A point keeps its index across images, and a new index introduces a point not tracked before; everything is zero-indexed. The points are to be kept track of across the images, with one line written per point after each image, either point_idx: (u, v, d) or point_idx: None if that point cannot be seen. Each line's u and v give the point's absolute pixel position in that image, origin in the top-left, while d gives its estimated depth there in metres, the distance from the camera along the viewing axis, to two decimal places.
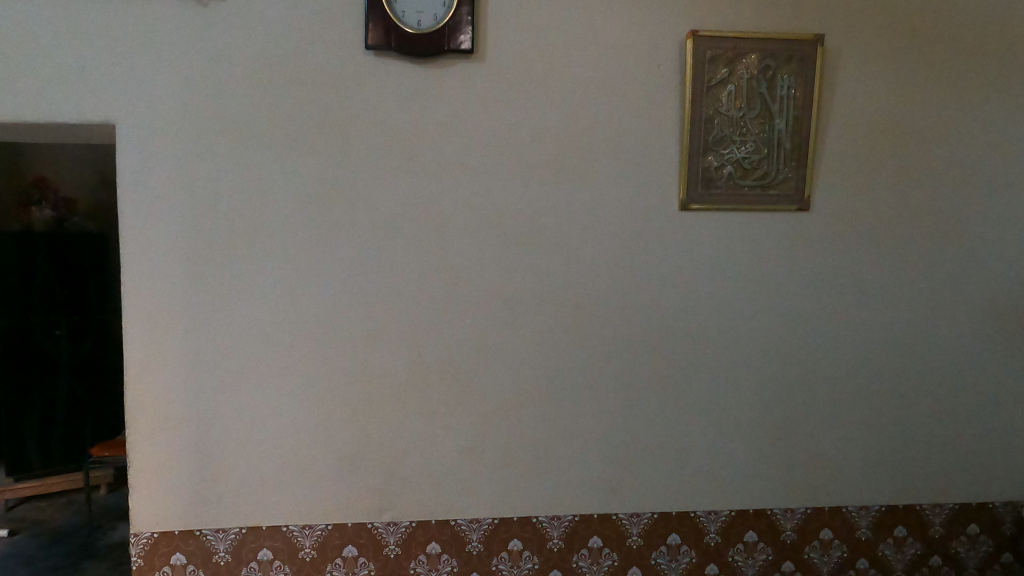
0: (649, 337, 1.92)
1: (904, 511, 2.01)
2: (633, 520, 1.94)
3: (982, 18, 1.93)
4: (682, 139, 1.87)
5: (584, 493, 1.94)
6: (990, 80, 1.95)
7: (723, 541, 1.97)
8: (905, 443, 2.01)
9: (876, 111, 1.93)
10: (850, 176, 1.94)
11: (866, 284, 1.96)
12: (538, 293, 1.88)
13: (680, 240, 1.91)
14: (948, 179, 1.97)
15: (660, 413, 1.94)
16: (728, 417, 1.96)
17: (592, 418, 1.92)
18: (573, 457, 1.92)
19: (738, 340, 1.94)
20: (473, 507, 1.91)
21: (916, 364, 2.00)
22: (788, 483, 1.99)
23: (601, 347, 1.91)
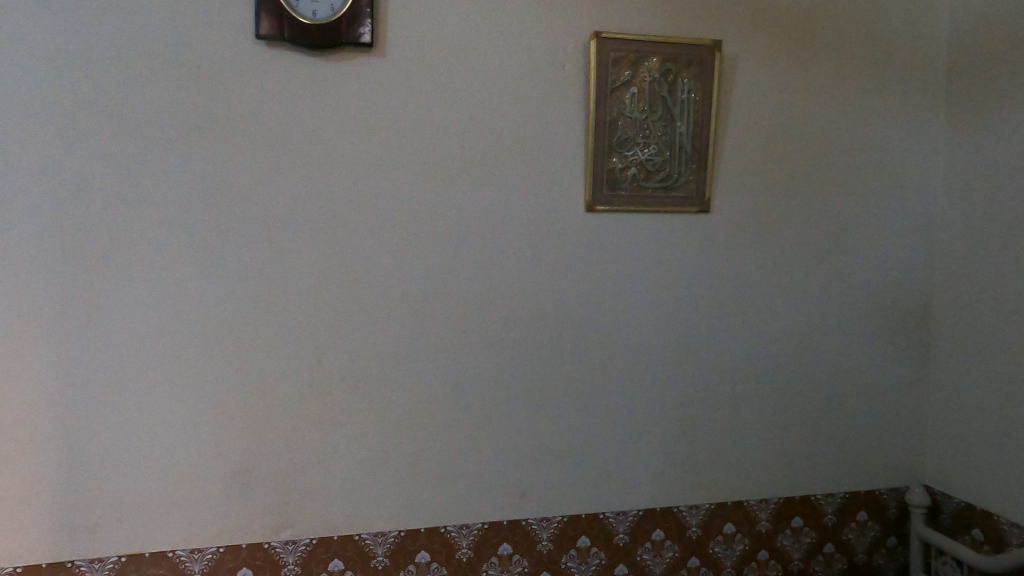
0: (555, 338, 1.93)
1: (799, 501, 2.11)
2: (542, 525, 1.94)
3: (858, 32, 2.07)
4: (588, 139, 1.89)
5: (492, 500, 1.91)
6: (867, 90, 2.09)
7: (631, 541, 2.00)
8: (797, 436, 2.11)
9: (768, 117, 2.03)
10: (745, 179, 2.03)
11: (760, 284, 2.05)
12: (442, 295, 1.84)
13: (584, 242, 1.93)
14: (834, 182, 2.09)
15: (567, 415, 1.95)
16: (632, 417, 1.99)
17: (501, 422, 1.91)
18: (480, 463, 1.90)
19: (641, 340, 1.98)
20: (378, 520, 1.84)
21: (806, 361, 2.10)
22: (690, 480, 2.05)
23: (509, 349, 1.90)
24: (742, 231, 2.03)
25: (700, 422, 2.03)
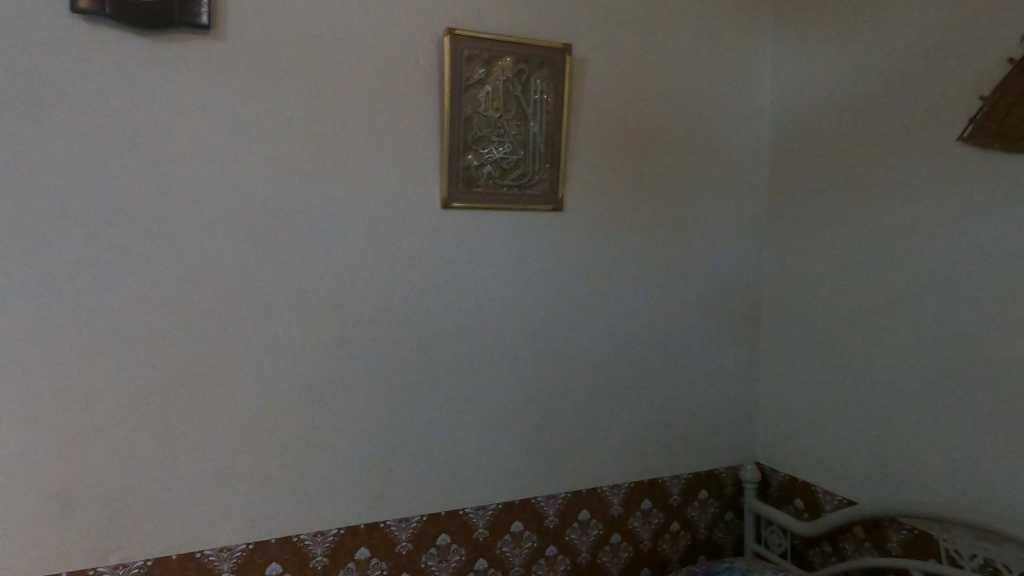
0: (473, 342, 1.53)
1: (747, 391, 1.85)
2: (476, 512, 1.55)
3: (713, 36, 1.75)
4: (448, 128, 1.46)
5: (399, 502, 1.49)
6: (732, 101, 1.78)
7: (561, 521, 1.64)
8: (745, 422, 1.86)
9: (631, 121, 1.67)
10: (604, 187, 1.65)
11: (712, 253, 1.78)
12: (334, 247, 1.40)
13: (519, 191, 1.55)
14: (705, 164, 1.76)
15: (490, 398, 1.56)
16: (567, 403, 1.64)
17: (405, 432, 1.48)
18: (378, 460, 1.46)
19: (580, 312, 1.64)
20: (250, 529, 1.37)
21: (756, 339, 1.85)
22: (635, 476, 1.73)
23: (417, 345, 1.48)
24: (682, 238, 1.74)
25: (636, 443, 1.72)
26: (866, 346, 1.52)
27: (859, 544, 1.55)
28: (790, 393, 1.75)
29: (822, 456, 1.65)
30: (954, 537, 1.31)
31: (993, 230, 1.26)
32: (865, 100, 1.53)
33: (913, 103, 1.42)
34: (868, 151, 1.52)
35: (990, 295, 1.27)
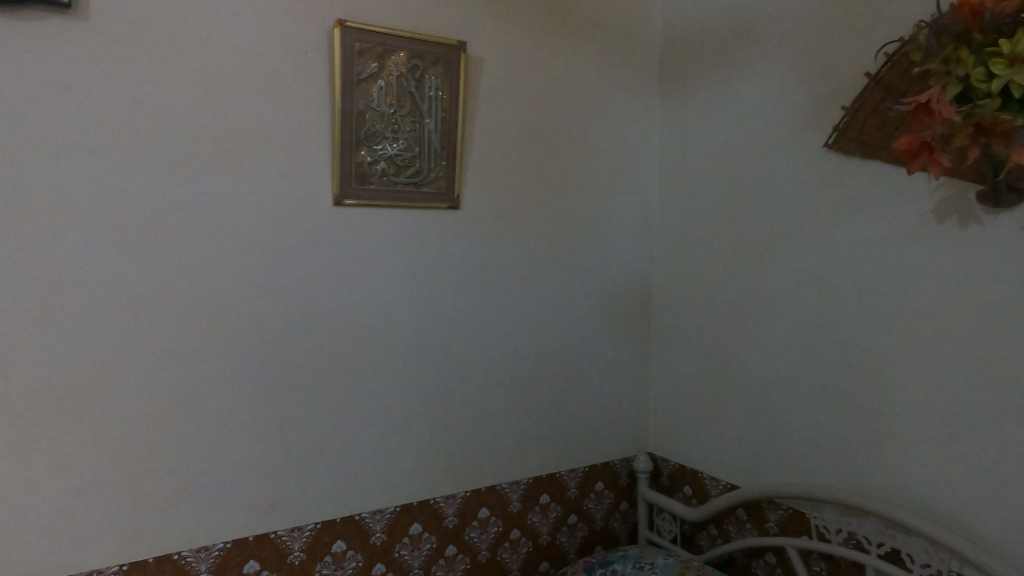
0: (368, 343, 1.50)
1: (639, 383, 1.92)
2: (373, 517, 1.52)
3: (604, 39, 1.79)
4: (339, 123, 1.42)
5: (291, 511, 1.43)
6: (623, 105, 1.84)
7: (460, 520, 1.63)
8: (638, 414, 1.93)
9: (525, 121, 1.69)
10: (499, 186, 1.65)
11: (605, 251, 1.83)
12: (217, 245, 1.33)
13: (414, 189, 1.53)
14: (597, 164, 1.80)
15: (386, 400, 1.53)
16: (465, 401, 1.63)
17: (296, 438, 1.43)
18: (268, 467, 1.40)
19: (477, 310, 1.63)
20: (125, 550, 1.28)
21: (646, 333, 1.92)
22: (532, 472, 1.75)
23: (309, 348, 1.43)
24: (577, 236, 1.78)
25: (534, 440, 1.74)
26: (747, 339, 1.61)
27: (742, 525, 1.64)
28: (679, 386, 1.83)
29: (708, 444, 1.74)
30: (823, 514, 1.41)
31: (853, 229, 1.36)
32: (744, 106, 1.61)
33: (785, 112, 1.51)
34: (747, 156, 1.61)
35: (850, 290, 1.37)
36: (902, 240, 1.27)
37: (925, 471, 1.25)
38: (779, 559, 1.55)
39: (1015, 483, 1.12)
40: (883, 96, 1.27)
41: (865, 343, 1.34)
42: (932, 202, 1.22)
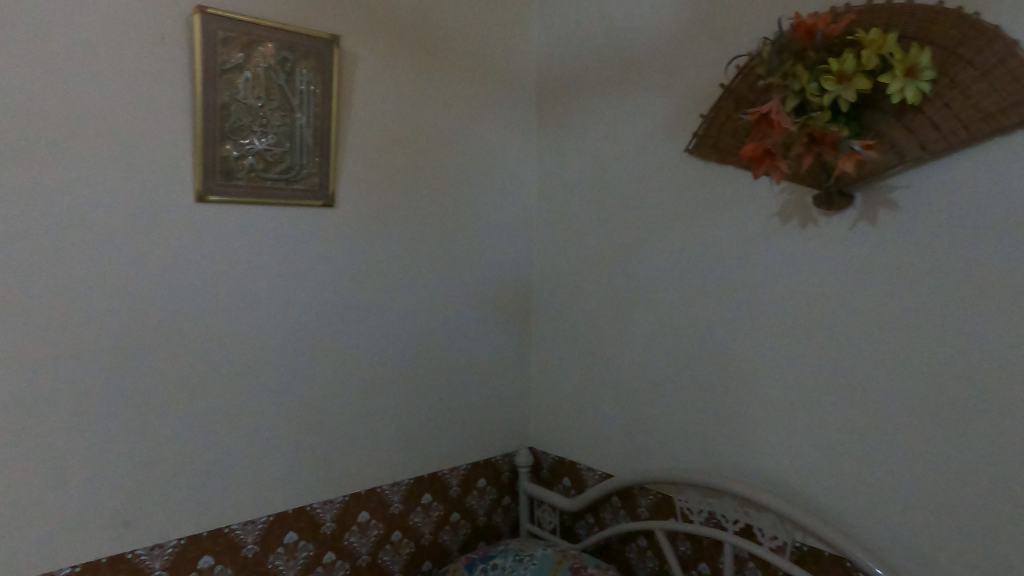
0: (236, 346, 1.43)
1: (519, 381, 1.96)
2: (244, 528, 1.45)
3: (479, 41, 1.81)
4: (201, 115, 1.34)
5: (151, 528, 1.34)
6: (501, 107, 1.87)
7: (339, 526, 1.59)
8: (518, 410, 1.96)
9: (401, 119, 1.67)
10: (375, 184, 1.63)
11: (485, 250, 1.85)
12: (59, 245, 1.22)
13: (285, 186, 1.47)
14: (475, 164, 1.82)
15: (255, 405, 1.46)
16: (341, 404, 1.59)
17: (156, 450, 1.34)
18: (123, 484, 1.30)
19: (353, 311, 1.60)
20: None
21: (525, 331, 1.96)
22: (413, 473, 1.73)
23: (168, 353, 1.34)
24: (455, 235, 1.78)
25: (415, 439, 1.73)
26: (619, 334, 1.68)
27: (616, 512, 1.71)
28: (558, 380, 1.88)
29: (584, 436, 1.80)
30: (687, 496, 1.50)
31: (710, 229, 1.46)
32: (614, 111, 1.69)
33: (650, 117, 1.59)
34: (616, 158, 1.68)
35: (709, 285, 1.47)
36: (752, 239, 1.38)
37: (773, 451, 1.36)
38: (649, 542, 1.64)
39: (846, 458, 1.24)
40: (733, 107, 1.37)
41: (722, 335, 1.44)
42: (777, 205, 1.33)
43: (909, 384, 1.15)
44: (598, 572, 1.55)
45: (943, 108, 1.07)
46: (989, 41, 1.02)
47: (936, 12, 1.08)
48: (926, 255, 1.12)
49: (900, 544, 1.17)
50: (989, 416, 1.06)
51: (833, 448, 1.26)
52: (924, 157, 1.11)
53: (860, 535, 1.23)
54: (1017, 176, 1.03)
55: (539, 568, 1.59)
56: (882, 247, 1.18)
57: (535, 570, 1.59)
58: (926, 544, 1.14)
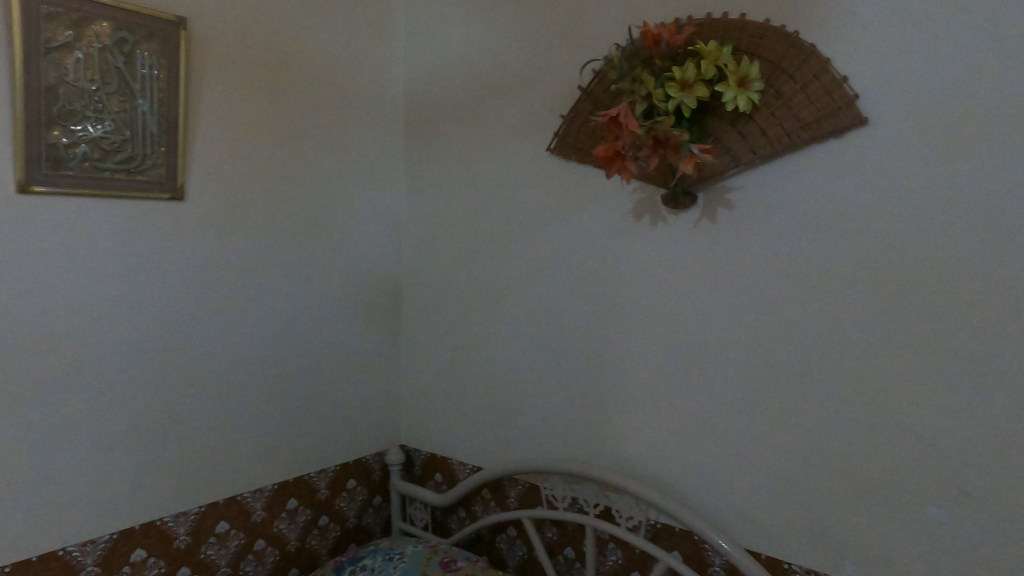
0: (71, 352, 1.31)
1: (389, 378, 1.93)
2: (83, 549, 1.33)
3: (342, 31, 1.77)
4: (22, 96, 1.21)
5: None
6: (365, 100, 1.83)
7: (194, 539, 1.50)
8: (388, 409, 1.94)
9: (258, 109, 1.60)
10: (230, 176, 1.55)
11: (350, 246, 1.81)
12: None
13: (125, 177, 1.36)
14: (339, 158, 1.77)
15: (94, 415, 1.35)
16: (195, 409, 1.50)
17: None
18: None
19: (207, 311, 1.51)
20: None
21: (394, 328, 1.94)
22: (277, 478, 1.67)
23: None
24: (318, 231, 1.73)
25: (278, 443, 1.66)
26: (486, 329, 1.71)
27: (486, 504, 1.74)
28: (428, 377, 1.88)
29: (453, 431, 1.81)
30: (551, 484, 1.56)
31: (570, 226, 1.52)
32: (478, 108, 1.70)
33: (512, 116, 1.63)
34: (481, 156, 1.70)
35: (570, 280, 1.52)
36: (608, 236, 1.45)
37: (630, 437, 1.43)
38: (518, 531, 1.68)
39: (693, 440, 1.33)
40: (590, 109, 1.43)
41: (582, 327, 1.50)
42: (630, 203, 1.41)
43: (743, 369, 1.26)
44: (467, 564, 1.57)
45: (770, 116, 1.18)
46: (807, 57, 1.14)
47: (763, 28, 1.18)
48: (758, 251, 1.23)
49: (739, 516, 1.28)
50: (809, 395, 1.18)
51: (682, 432, 1.35)
52: (755, 161, 1.21)
53: (705, 510, 1.33)
54: (830, 179, 1.15)
55: (409, 565, 1.58)
56: (721, 244, 1.27)
57: (404, 568, 1.58)
58: (760, 514, 1.25)
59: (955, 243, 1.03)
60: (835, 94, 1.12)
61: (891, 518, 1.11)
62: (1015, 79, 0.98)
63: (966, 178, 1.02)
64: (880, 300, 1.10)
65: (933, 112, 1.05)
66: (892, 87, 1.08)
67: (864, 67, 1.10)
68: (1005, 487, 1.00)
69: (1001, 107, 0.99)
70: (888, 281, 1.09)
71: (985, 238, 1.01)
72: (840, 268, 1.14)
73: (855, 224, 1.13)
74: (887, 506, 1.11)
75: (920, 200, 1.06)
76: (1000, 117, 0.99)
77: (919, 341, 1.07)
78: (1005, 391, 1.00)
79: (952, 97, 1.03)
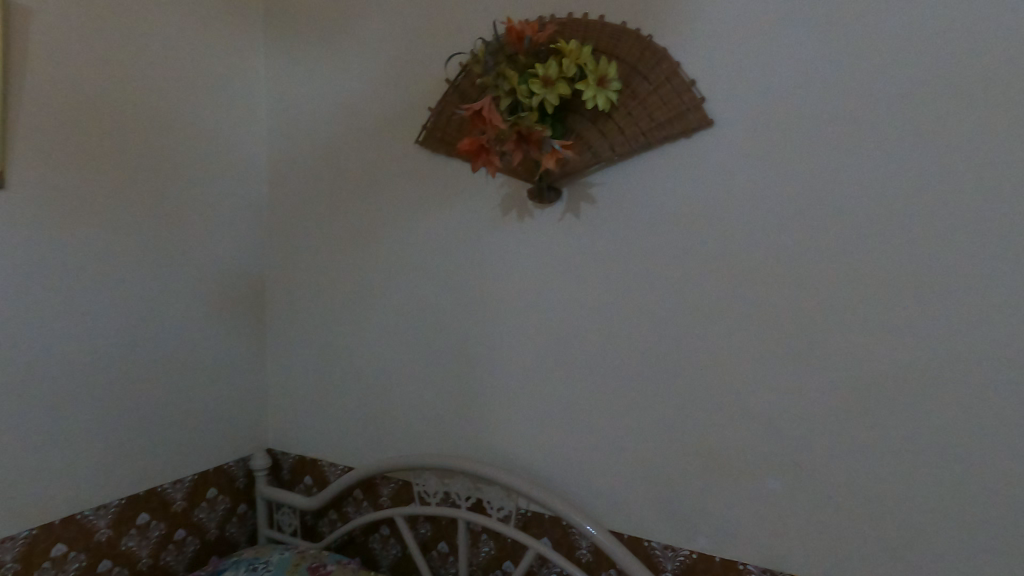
0: None
1: (252, 381, 1.83)
2: None
3: (192, 10, 1.65)
4: None
5: None
6: (220, 86, 1.72)
7: (24, 566, 1.35)
8: (252, 413, 1.84)
9: (96, 91, 1.45)
10: (63, 162, 1.40)
11: (206, 241, 1.69)
12: None
13: None
14: (192, 146, 1.65)
15: None
16: (25, 421, 1.34)
17: None
18: None
19: (37, 311, 1.36)
20: None
21: (257, 328, 1.84)
22: (125, 493, 1.53)
23: None
24: (169, 225, 1.61)
25: (125, 455, 1.53)
26: (355, 326, 1.66)
27: (358, 505, 1.70)
28: (295, 377, 1.81)
29: (323, 433, 1.75)
30: (424, 480, 1.54)
31: (438, 220, 1.50)
32: (343, 98, 1.65)
33: (377, 108, 1.59)
34: (348, 147, 1.65)
35: (440, 275, 1.51)
36: (477, 230, 1.45)
37: (501, 429, 1.45)
38: (391, 529, 1.65)
39: (561, 429, 1.37)
40: (456, 103, 1.42)
41: (453, 322, 1.50)
42: (497, 198, 1.42)
43: (607, 358, 1.31)
44: (337, 568, 1.53)
45: (627, 115, 1.24)
46: (659, 60, 1.21)
47: (620, 32, 1.24)
48: (618, 244, 1.28)
49: (603, 499, 1.33)
50: (666, 380, 1.25)
51: (551, 421, 1.38)
52: (614, 158, 1.26)
53: (573, 495, 1.37)
54: (682, 175, 1.21)
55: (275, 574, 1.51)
56: (584, 238, 1.32)
57: None
58: (623, 496, 1.31)
59: (790, 234, 1.11)
60: (684, 95, 1.19)
61: (737, 492, 1.19)
62: (829, 85, 1.07)
63: (792, 175, 1.11)
64: (727, 289, 1.18)
65: (764, 114, 1.13)
66: (731, 90, 1.16)
67: (710, 70, 1.18)
68: (831, 457, 1.10)
69: (815, 112, 1.09)
70: (728, 271, 1.17)
71: (807, 231, 1.10)
72: (692, 259, 1.21)
73: (704, 218, 1.19)
74: (734, 481, 1.19)
75: (759, 196, 1.14)
76: (819, 119, 1.08)
77: (755, 327, 1.15)
78: (831, 370, 1.09)
79: (780, 100, 1.11)
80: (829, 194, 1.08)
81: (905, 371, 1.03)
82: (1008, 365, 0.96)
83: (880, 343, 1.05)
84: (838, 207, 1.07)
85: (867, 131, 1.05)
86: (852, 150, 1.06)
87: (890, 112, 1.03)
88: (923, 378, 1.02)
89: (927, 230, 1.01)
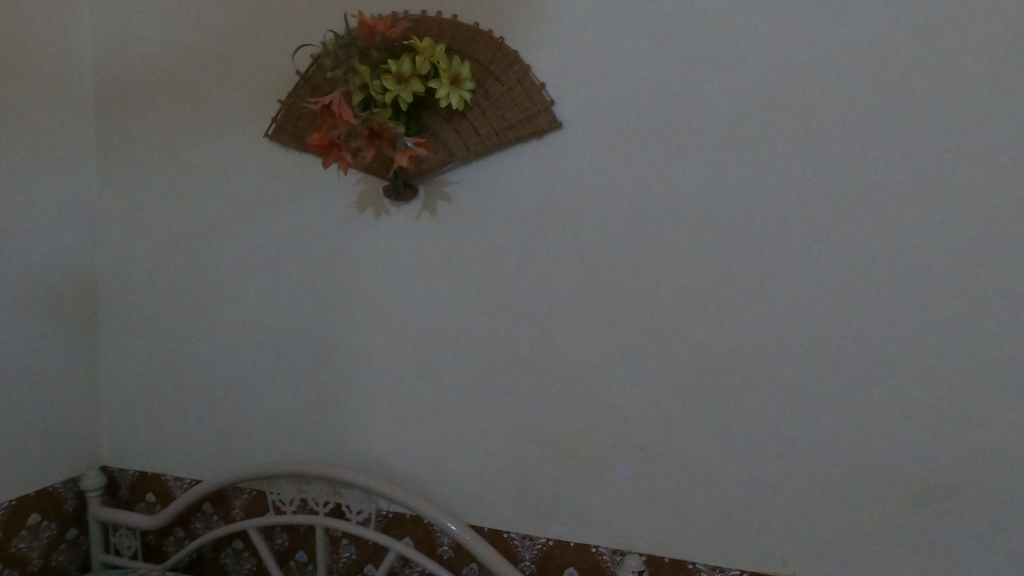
0: None
1: (83, 393, 1.66)
2: None
3: None
4: None
5: None
6: (44, 64, 1.53)
7: None
8: (84, 427, 1.66)
9: None
10: None
11: (26, 238, 1.51)
12: None
13: None
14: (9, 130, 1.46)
15: None
16: None
17: None
18: None
19: None
20: None
21: (88, 333, 1.67)
22: None
23: None
24: None
25: None
26: (203, 329, 1.56)
27: (208, 520, 1.59)
28: (135, 386, 1.66)
29: (167, 445, 1.63)
30: (279, 488, 1.48)
31: (293, 218, 1.44)
32: (188, 86, 1.54)
33: (226, 98, 1.50)
34: (193, 138, 1.54)
35: (295, 274, 1.45)
36: (334, 227, 1.41)
37: (361, 431, 1.42)
38: (245, 543, 1.57)
39: (422, 428, 1.36)
40: (307, 96, 1.37)
41: (311, 323, 1.44)
42: (353, 195, 1.39)
43: (467, 355, 1.32)
44: None
45: (481, 115, 1.25)
46: (511, 62, 1.23)
47: (473, 32, 1.25)
48: (476, 242, 1.30)
49: (464, 495, 1.34)
50: (524, 375, 1.28)
51: (412, 420, 1.37)
52: (469, 157, 1.28)
53: (435, 493, 1.37)
54: (536, 176, 1.25)
55: None
56: (442, 237, 1.32)
57: None
58: (483, 490, 1.33)
59: (634, 235, 1.19)
60: (535, 98, 1.22)
61: (590, 480, 1.25)
62: (672, 96, 1.16)
63: (640, 179, 1.18)
64: (579, 287, 1.23)
65: (615, 120, 1.19)
66: (584, 96, 1.21)
67: (561, 76, 1.22)
68: (672, 441, 1.19)
69: (660, 121, 1.16)
70: (581, 269, 1.23)
71: (650, 231, 1.18)
72: (545, 257, 1.25)
73: (557, 218, 1.24)
74: (587, 469, 1.25)
75: (609, 197, 1.20)
76: (662, 127, 1.16)
77: (605, 321, 1.22)
78: (673, 360, 1.18)
79: (628, 107, 1.18)
80: (669, 197, 1.17)
81: (734, 359, 1.14)
82: (818, 352, 1.09)
83: (714, 334, 1.15)
84: (677, 210, 1.16)
85: (704, 139, 1.14)
86: (689, 157, 1.15)
87: (725, 123, 1.13)
88: (750, 364, 1.13)
89: (752, 232, 1.12)
